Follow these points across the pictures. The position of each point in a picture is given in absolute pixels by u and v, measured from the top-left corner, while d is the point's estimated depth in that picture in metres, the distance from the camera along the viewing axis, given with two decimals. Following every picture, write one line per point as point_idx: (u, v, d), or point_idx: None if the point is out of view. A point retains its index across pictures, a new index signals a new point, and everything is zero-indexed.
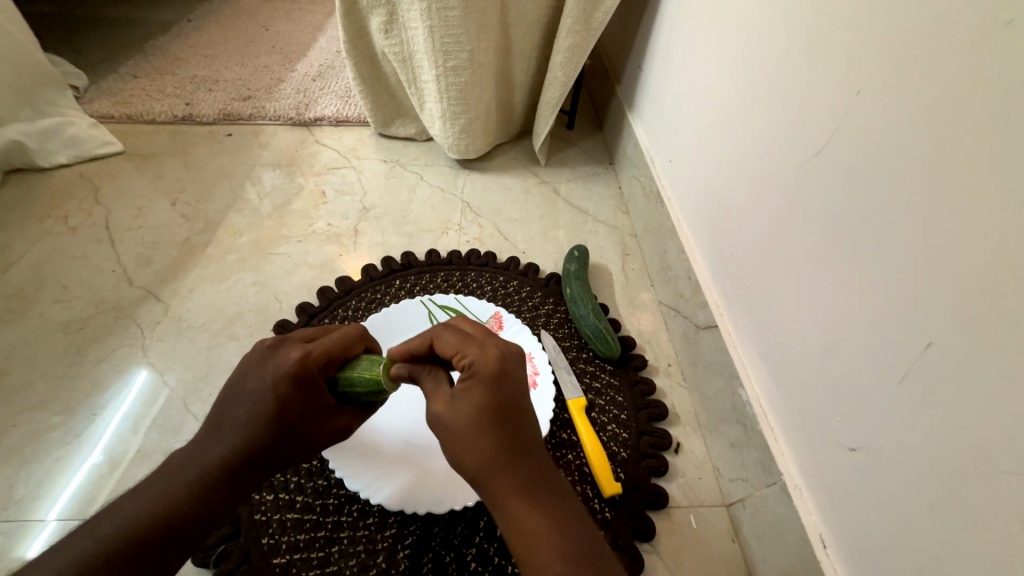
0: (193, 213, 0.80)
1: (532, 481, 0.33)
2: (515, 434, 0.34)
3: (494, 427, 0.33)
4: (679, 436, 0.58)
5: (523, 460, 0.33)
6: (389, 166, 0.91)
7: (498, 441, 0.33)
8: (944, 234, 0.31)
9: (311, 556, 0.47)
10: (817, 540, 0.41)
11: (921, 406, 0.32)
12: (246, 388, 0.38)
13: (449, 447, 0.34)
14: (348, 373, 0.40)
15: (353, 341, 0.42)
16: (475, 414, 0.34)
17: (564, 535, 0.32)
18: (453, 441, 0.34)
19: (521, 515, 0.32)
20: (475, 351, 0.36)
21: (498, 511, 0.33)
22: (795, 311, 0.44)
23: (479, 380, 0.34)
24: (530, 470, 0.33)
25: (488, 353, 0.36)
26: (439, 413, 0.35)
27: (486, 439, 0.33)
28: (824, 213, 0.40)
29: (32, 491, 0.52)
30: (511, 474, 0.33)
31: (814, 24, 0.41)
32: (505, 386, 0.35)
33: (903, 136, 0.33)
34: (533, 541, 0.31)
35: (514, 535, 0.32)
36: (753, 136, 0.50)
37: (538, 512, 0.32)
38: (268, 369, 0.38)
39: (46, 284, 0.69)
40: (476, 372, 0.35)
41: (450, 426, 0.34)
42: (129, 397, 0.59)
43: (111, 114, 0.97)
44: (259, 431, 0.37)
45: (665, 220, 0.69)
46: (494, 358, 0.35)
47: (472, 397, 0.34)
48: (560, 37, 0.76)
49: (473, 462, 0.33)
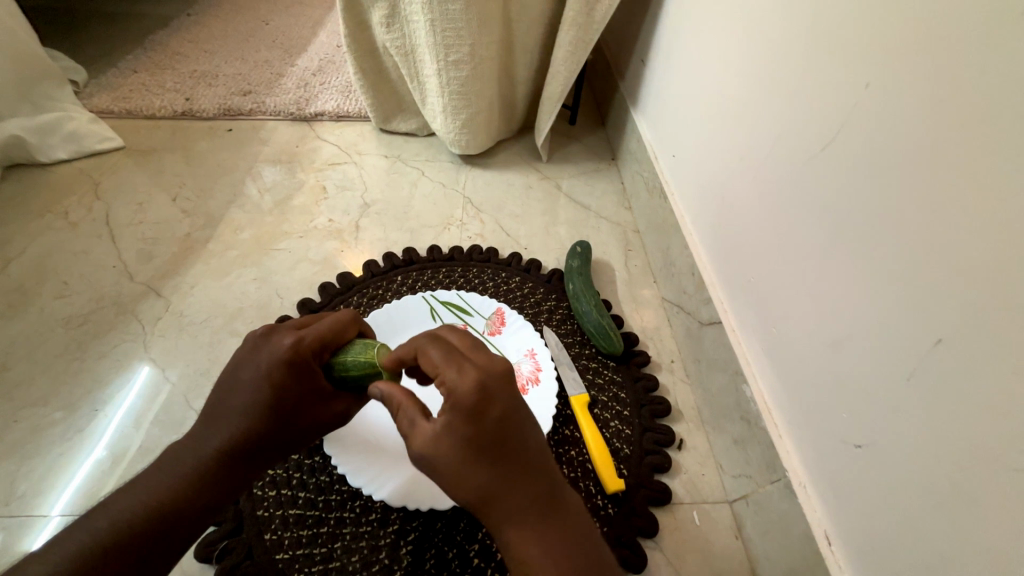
0: (193, 209, 0.80)
1: (527, 509, 0.33)
2: (505, 462, 0.33)
3: (480, 458, 0.33)
4: (682, 432, 0.58)
5: (518, 486, 0.33)
6: (390, 161, 0.91)
7: (489, 473, 0.33)
8: (957, 231, 0.30)
9: (314, 552, 0.47)
10: (821, 537, 0.41)
11: (928, 402, 0.32)
12: (241, 378, 0.38)
13: (439, 479, 0.34)
14: (342, 358, 0.40)
15: (345, 325, 0.42)
16: (460, 446, 0.33)
17: (562, 555, 0.32)
18: (442, 474, 0.33)
19: (517, 543, 0.32)
20: (454, 377, 0.34)
21: (498, 538, 0.33)
22: (799, 308, 0.44)
23: (460, 412, 0.33)
24: (524, 495, 0.33)
25: (468, 380, 0.34)
26: (421, 449, 0.34)
27: (477, 476, 0.33)
28: (833, 209, 0.39)
29: (35, 486, 0.52)
30: (508, 505, 0.32)
31: (822, 17, 0.40)
32: (489, 414, 0.33)
33: (915, 131, 0.33)
34: (527, 569, 0.32)
35: (511, 561, 0.32)
36: (757, 132, 0.49)
37: (534, 541, 0.32)
38: (267, 356, 0.38)
39: (47, 280, 0.69)
40: (456, 405, 0.33)
41: (439, 463, 0.33)
42: (131, 392, 0.59)
43: (110, 108, 0.96)
44: (255, 419, 0.37)
45: (668, 216, 0.69)
46: (474, 387, 0.34)
47: (455, 431, 0.33)
48: (563, 32, 0.75)
49: (464, 496, 0.33)
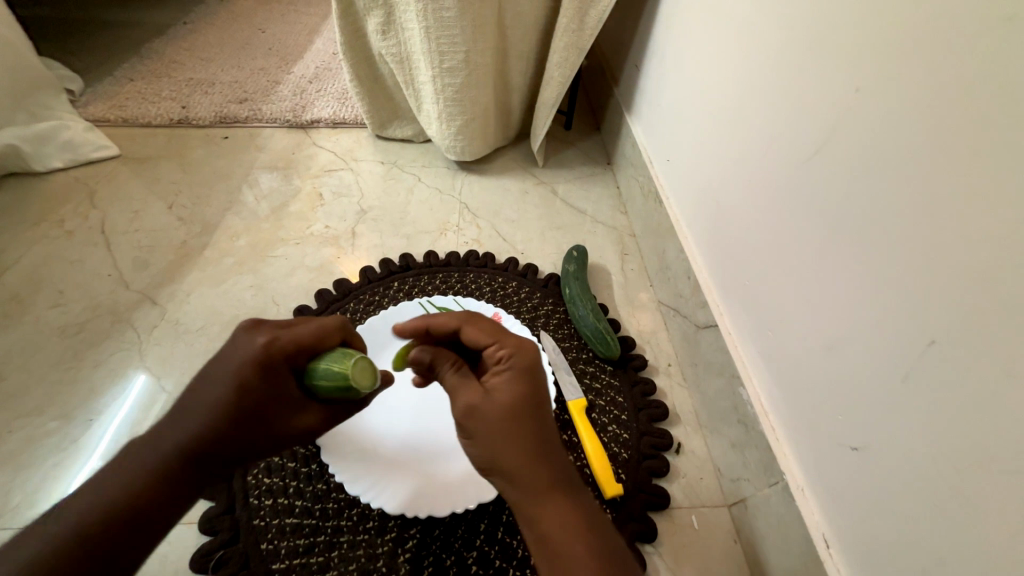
0: (189, 216, 0.80)
1: (562, 478, 0.34)
2: (546, 427, 0.35)
3: (530, 418, 0.34)
4: (680, 436, 0.58)
5: (555, 455, 0.34)
6: (386, 167, 0.91)
7: (535, 435, 0.34)
8: (949, 233, 0.31)
9: (311, 561, 0.47)
10: (820, 540, 0.41)
11: (923, 403, 0.32)
12: (210, 374, 0.38)
13: (483, 438, 0.34)
14: (315, 364, 0.38)
15: (329, 332, 0.41)
16: (513, 402, 0.35)
17: (592, 531, 0.32)
18: (487, 433, 0.34)
19: (552, 516, 0.32)
20: (511, 343, 0.37)
21: (529, 513, 0.33)
22: (794, 310, 0.44)
23: (516, 371, 0.36)
24: (558, 468, 0.34)
25: (525, 346, 0.37)
26: (473, 403, 0.35)
27: (524, 435, 0.34)
28: (827, 212, 0.40)
29: (29, 497, 0.52)
30: (548, 472, 0.33)
31: (813, 22, 0.41)
32: (540, 378, 0.36)
33: (905, 134, 0.33)
34: (562, 542, 0.32)
35: (544, 537, 0.32)
36: (750, 136, 0.50)
37: (564, 516, 0.32)
38: (240, 354, 0.37)
39: (42, 288, 0.69)
40: (514, 364, 0.36)
41: (488, 419, 0.34)
42: (126, 402, 0.59)
43: (106, 117, 0.96)
44: (216, 421, 0.36)
45: (663, 220, 0.69)
46: (531, 352, 0.37)
47: (509, 387, 0.35)
48: (557, 38, 0.76)
49: (506, 459, 0.34)
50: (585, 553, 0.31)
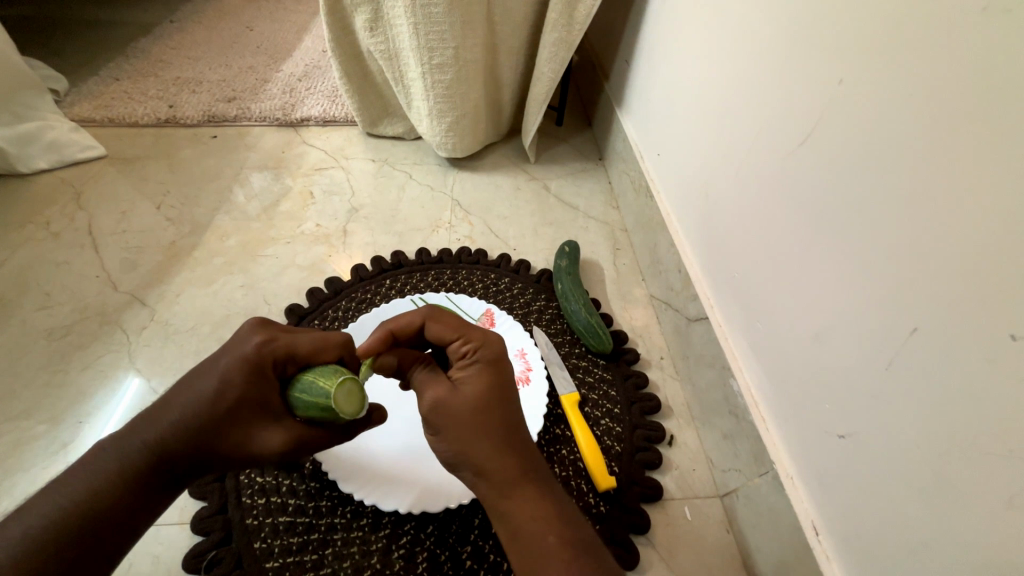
0: (178, 216, 0.79)
1: (531, 469, 0.34)
2: (514, 418, 0.36)
3: (497, 409, 0.35)
4: (673, 429, 0.58)
5: (523, 447, 0.35)
6: (377, 165, 0.91)
7: (503, 426, 0.35)
8: (931, 222, 0.31)
9: (304, 559, 0.47)
10: (809, 528, 0.41)
11: (908, 390, 0.33)
12: (200, 371, 0.38)
13: (450, 431, 0.35)
14: (304, 375, 0.38)
15: (328, 345, 0.40)
16: (480, 394, 0.35)
17: (562, 521, 0.32)
18: (454, 425, 0.34)
19: (522, 505, 0.32)
20: (477, 336, 0.38)
21: (500, 505, 0.33)
22: (781, 301, 0.44)
23: (482, 363, 0.37)
24: (527, 459, 0.34)
25: (490, 339, 0.38)
26: (439, 397, 0.35)
27: (492, 426, 0.34)
28: (813, 203, 0.40)
29: (17, 501, 0.52)
30: (518, 463, 0.34)
31: (798, 14, 0.41)
32: (505, 370, 0.37)
33: (888, 124, 0.33)
34: (532, 532, 0.32)
35: (516, 528, 0.32)
36: (737, 128, 0.50)
37: (534, 507, 0.32)
38: (232, 354, 0.38)
39: (29, 291, 0.68)
40: (481, 356, 0.37)
41: (455, 411, 0.35)
42: (117, 405, 0.59)
43: (92, 117, 0.95)
44: (193, 420, 0.36)
45: (655, 214, 0.69)
46: (496, 344, 0.38)
47: (476, 379, 0.36)
48: (547, 33, 0.76)
49: (475, 450, 0.34)
50: (556, 543, 0.31)
